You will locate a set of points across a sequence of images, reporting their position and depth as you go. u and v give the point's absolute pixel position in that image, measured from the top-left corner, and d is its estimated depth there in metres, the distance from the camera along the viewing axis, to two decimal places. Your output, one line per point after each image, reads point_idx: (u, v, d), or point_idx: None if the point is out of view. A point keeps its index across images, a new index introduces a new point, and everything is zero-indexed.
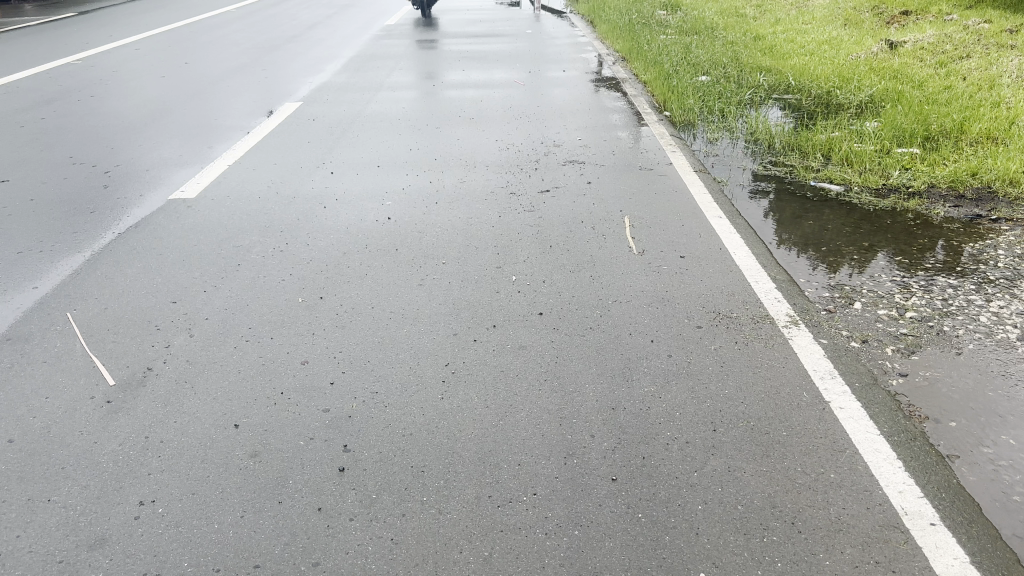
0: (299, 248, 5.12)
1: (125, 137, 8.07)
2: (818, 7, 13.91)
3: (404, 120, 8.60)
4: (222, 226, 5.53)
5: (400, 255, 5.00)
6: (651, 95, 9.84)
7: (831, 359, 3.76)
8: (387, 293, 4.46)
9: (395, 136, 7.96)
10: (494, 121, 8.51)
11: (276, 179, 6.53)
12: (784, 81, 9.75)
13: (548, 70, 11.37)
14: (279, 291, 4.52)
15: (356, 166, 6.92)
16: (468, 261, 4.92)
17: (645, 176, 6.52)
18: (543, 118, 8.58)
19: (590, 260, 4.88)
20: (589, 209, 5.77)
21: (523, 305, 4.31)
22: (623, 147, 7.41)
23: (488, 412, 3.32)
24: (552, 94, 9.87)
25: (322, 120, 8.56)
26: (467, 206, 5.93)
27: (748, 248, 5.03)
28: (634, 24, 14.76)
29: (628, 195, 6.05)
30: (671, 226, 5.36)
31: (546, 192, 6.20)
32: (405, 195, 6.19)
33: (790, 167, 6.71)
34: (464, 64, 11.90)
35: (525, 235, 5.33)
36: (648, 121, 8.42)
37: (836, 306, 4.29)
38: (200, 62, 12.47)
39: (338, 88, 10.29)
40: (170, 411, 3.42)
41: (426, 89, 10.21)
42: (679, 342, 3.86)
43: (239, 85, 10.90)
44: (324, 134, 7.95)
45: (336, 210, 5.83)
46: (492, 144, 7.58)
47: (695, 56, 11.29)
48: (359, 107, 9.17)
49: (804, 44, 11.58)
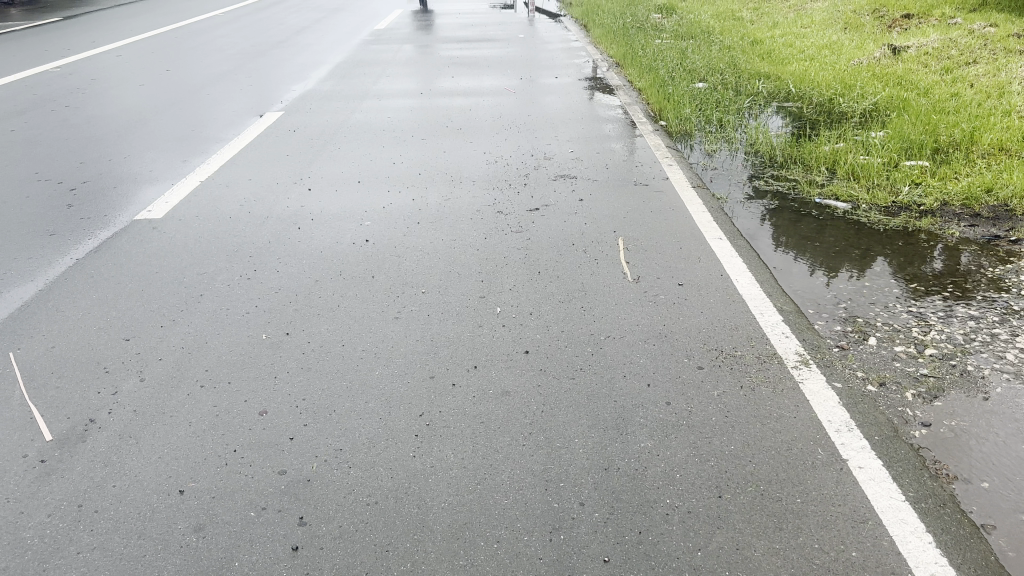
0: (267, 275, 4.75)
1: (96, 149, 7.69)
2: (817, 11, 13.58)
3: (389, 130, 8.23)
4: (188, 251, 5.16)
5: (377, 283, 4.64)
6: (646, 103, 9.49)
7: (846, 406, 3.41)
8: (360, 328, 4.09)
9: (378, 148, 7.59)
10: (482, 131, 8.15)
11: (249, 196, 6.17)
12: (784, 88, 9.40)
13: (540, 76, 11.02)
14: (243, 325, 4.15)
15: (336, 181, 6.56)
16: (450, 289, 4.56)
17: (640, 192, 6.16)
18: (534, 128, 8.22)
19: (581, 289, 4.53)
20: (580, 230, 5.41)
21: (508, 342, 3.94)
22: (617, 160, 7.05)
23: (465, 474, 2.96)
24: (544, 102, 9.52)
25: (302, 131, 8.19)
26: (451, 226, 5.56)
27: (751, 274, 4.67)
28: (628, 28, 14.41)
29: (622, 214, 5.70)
30: (668, 249, 5.00)
31: (535, 211, 5.84)
32: (386, 214, 5.83)
33: (793, 182, 6.36)
34: (453, 70, 11.55)
35: (512, 259, 4.97)
36: (644, 131, 8.07)
37: (849, 342, 3.93)
38: (181, 68, 12.09)
39: (322, 96, 9.92)
40: (110, 473, 3.06)
41: (412, 96, 9.85)
42: (678, 386, 3.50)
43: (219, 93, 10.52)
44: (304, 147, 7.59)
45: (311, 231, 5.47)
46: (480, 157, 7.22)
47: (691, 62, 10.94)
48: (342, 117, 8.80)
49: (804, 49, 11.23)
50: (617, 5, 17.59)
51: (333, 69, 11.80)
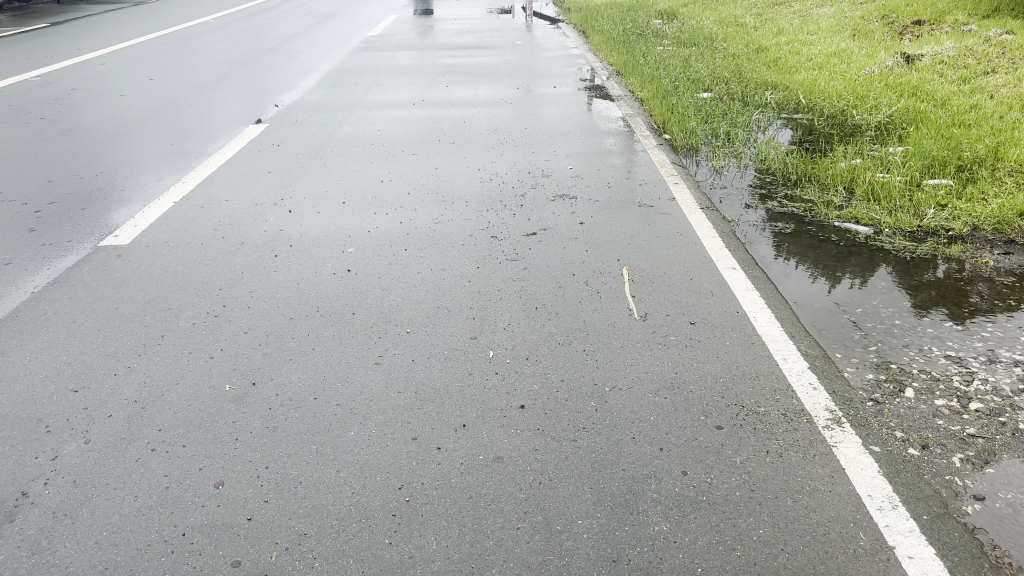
0: (237, 313, 4.33)
1: (67, 166, 7.27)
2: (823, 17, 13.19)
3: (378, 144, 7.81)
4: (154, 284, 4.74)
5: (358, 321, 4.21)
6: (649, 114, 9.09)
7: (888, 476, 2.98)
8: (336, 376, 3.66)
9: (366, 164, 7.17)
10: (476, 146, 7.72)
11: (225, 220, 5.75)
12: (793, 98, 8.98)
13: (538, 86, 10.60)
14: (206, 375, 3.72)
15: (319, 201, 6.13)
16: (438, 328, 4.13)
17: (646, 214, 5.73)
18: (531, 142, 7.80)
19: (583, 327, 4.10)
20: (581, 258, 4.98)
21: (502, 393, 3.51)
22: (620, 178, 6.62)
23: (450, 567, 2.53)
24: (542, 114, 9.11)
25: (286, 145, 7.77)
26: (441, 253, 5.14)
27: (769, 310, 4.24)
28: (628, 35, 13.99)
29: (626, 239, 5.27)
30: (678, 281, 4.58)
31: (532, 236, 5.41)
32: (371, 239, 5.40)
33: (809, 203, 5.94)
34: (447, 79, 11.14)
35: (507, 292, 4.55)
36: (647, 145, 7.64)
37: (884, 395, 3.51)
38: (166, 77, 11.67)
39: (310, 107, 9.50)
40: (36, 563, 2.63)
41: (404, 107, 9.42)
42: (695, 451, 3.07)
43: (203, 104, 10.09)
44: (287, 164, 7.16)
45: (288, 260, 5.04)
46: (474, 175, 6.79)
47: (694, 71, 10.52)
48: (330, 130, 8.38)
49: (811, 57, 10.81)
50: (615, 11, 17.18)
51: (324, 78, 11.37)
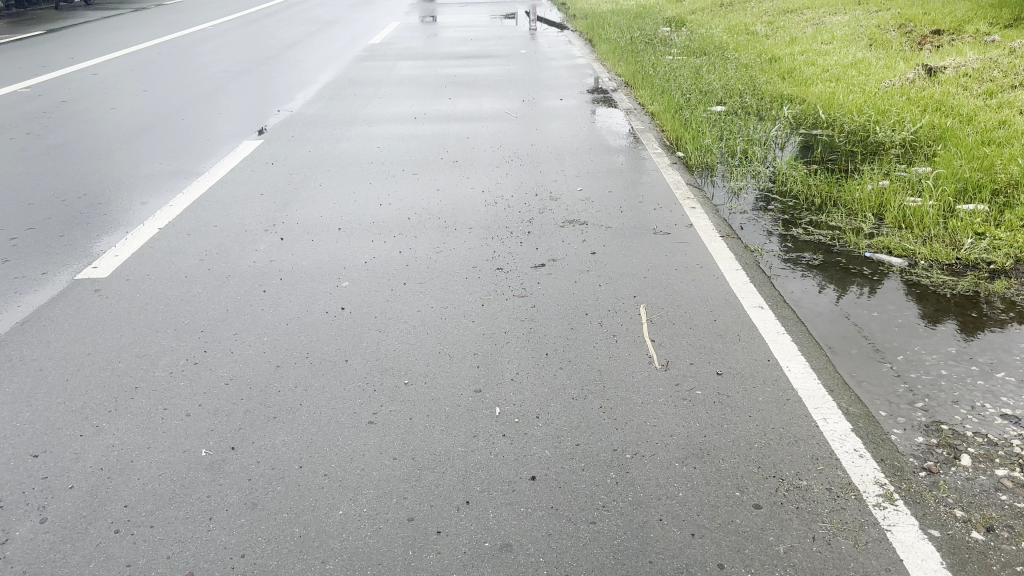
0: (220, 361, 3.96)
1: (49, 187, 6.91)
2: (837, 26, 12.85)
3: (377, 163, 7.44)
4: (131, 325, 4.38)
5: (352, 369, 3.84)
6: (660, 128, 8.72)
7: (952, 568, 2.59)
8: (325, 439, 3.29)
9: (363, 185, 6.80)
10: (480, 165, 7.36)
11: (212, 250, 5.39)
12: (812, 113, 8.60)
13: (543, 98, 10.25)
14: (182, 439, 3.36)
15: (313, 228, 5.78)
16: (439, 377, 3.75)
17: (662, 243, 5.36)
18: (537, 161, 7.43)
19: (598, 376, 3.72)
20: (595, 294, 4.61)
21: (510, 458, 3.14)
22: (633, 200, 6.25)
23: None
24: (548, 129, 8.74)
25: (281, 164, 7.41)
26: (442, 287, 4.76)
27: (803, 358, 3.86)
28: (637, 44, 13.63)
29: (642, 272, 4.90)
30: (701, 322, 4.20)
31: (540, 267, 5.04)
32: (368, 270, 5.04)
33: (836, 230, 5.56)
34: (450, 91, 10.78)
35: (516, 334, 4.18)
36: (660, 164, 7.27)
37: (937, 463, 3.12)
38: (160, 89, 11.33)
39: (308, 122, 9.15)
40: None
41: (406, 122, 9.07)
42: (730, 537, 2.70)
43: (196, 117, 9.74)
44: (281, 184, 6.81)
45: (277, 295, 4.68)
46: (478, 198, 6.43)
47: (707, 83, 10.16)
48: (326, 147, 8.01)
49: (828, 69, 10.44)
50: (622, 19, 16.86)
51: (323, 90, 11.03)
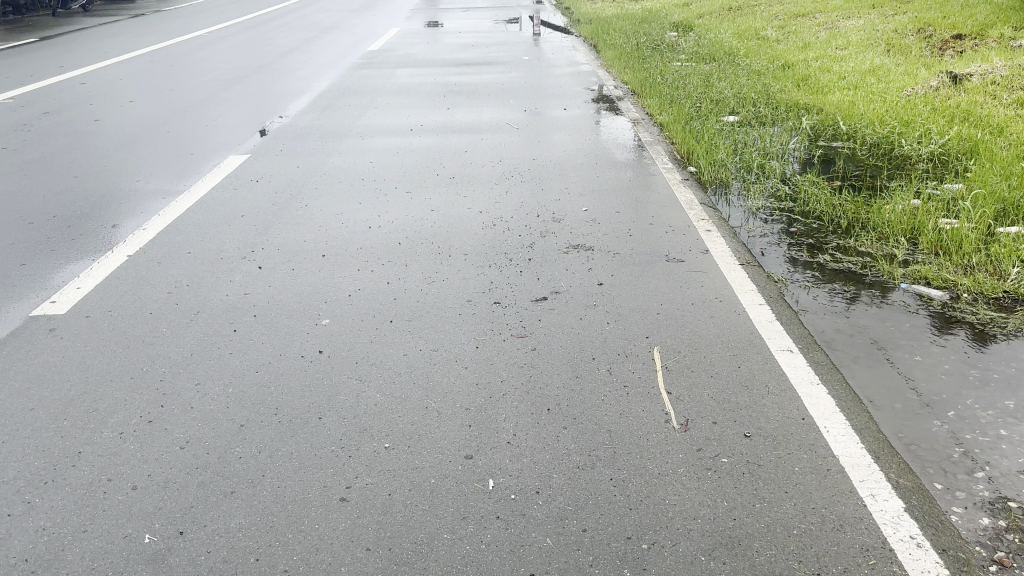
0: (178, 420, 3.49)
1: (15, 208, 6.44)
2: (852, 30, 12.39)
3: (368, 180, 6.98)
4: (83, 374, 3.91)
5: (326, 429, 3.36)
6: (670, 140, 8.24)
7: None
8: (289, 523, 2.82)
9: (352, 205, 6.33)
10: (479, 182, 6.88)
11: (182, 280, 4.93)
12: (830, 123, 8.13)
13: (547, 108, 9.78)
14: (123, 521, 2.89)
15: (295, 254, 5.31)
16: (426, 438, 3.28)
17: (676, 273, 4.87)
18: (539, 177, 6.95)
19: (608, 437, 3.24)
20: (602, 333, 4.13)
21: (505, 549, 2.65)
22: (643, 222, 5.77)
23: None
24: (551, 141, 8.27)
25: (267, 182, 6.94)
26: (434, 326, 4.29)
27: (842, 416, 3.38)
28: (643, 49, 13.15)
29: (654, 306, 4.42)
30: (723, 371, 3.72)
31: (542, 302, 4.56)
32: (352, 303, 4.56)
33: (867, 257, 5.09)
34: (449, 100, 10.31)
35: (513, 381, 3.70)
36: (671, 181, 6.80)
37: (1009, 554, 2.60)
38: (147, 99, 10.88)
39: (298, 134, 8.68)
40: None
41: (401, 134, 8.60)
42: None
43: (183, 130, 9.28)
44: (265, 204, 6.34)
45: (249, 336, 4.21)
46: (475, 219, 5.96)
47: (718, 91, 9.69)
48: (315, 162, 7.55)
49: (845, 76, 9.97)
50: (628, 23, 16.42)
51: (317, 100, 10.56)
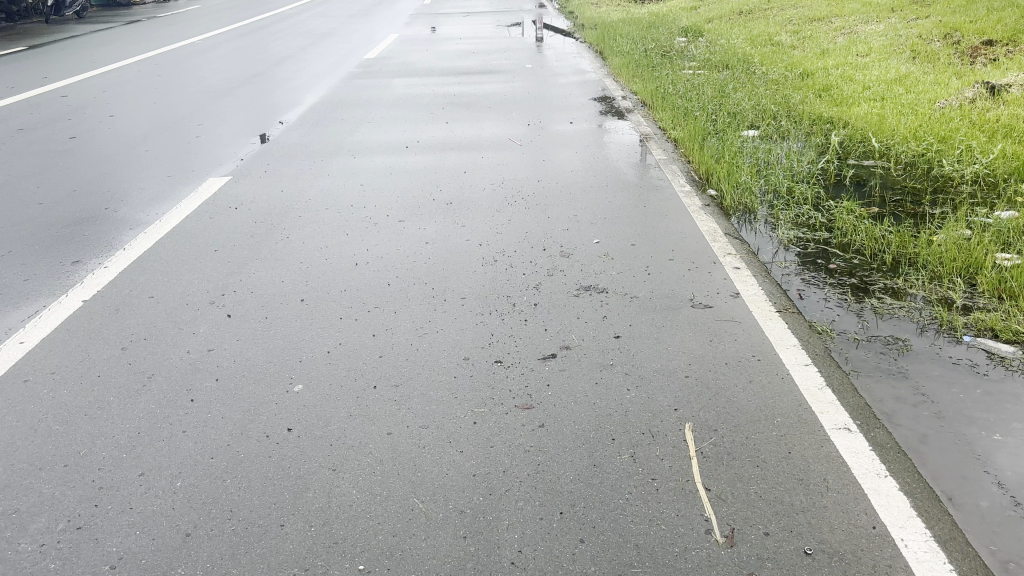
0: (111, 526, 2.87)
1: None
2: (873, 36, 11.81)
3: (358, 206, 6.36)
4: (7, 460, 3.29)
5: (290, 542, 2.75)
6: (686, 158, 7.62)
7: None
8: None
9: (339, 237, 5.72)
10: (479, 208, 6.27)
11: (140, 335, 4.31)
12: (860, 138, 7.53)
13: (551, 121, 9.18)
14: None
15: (270, 298, 4.69)
16: (412, 555, 2.66)
17: (703, 322, 4.26)
18: (544, 203, 6.33)
19: (636, 554, 2.63)
20: (622, 404, 3.51)
21: None
22: (662, 257, 5.15)
23: None
24: (558, 159, 7.66)
25: (247, 210, 6.33)
26: (425, 391, 3.67)
27: (921, 527, 2.77)
28: (652, 56, 12.56)
29: (682, 367, 3.80)
30: (770, 461, 3.11)
31: (550, 359, 3.94)
32: (331, 361, 3.95)
33: (921, 303, 4.48)
34: (448, 113, 9.70)
35: (517, 470, 3.08)
36: (690, 206, 6.18)
37: None
38: (128, 113, 10.29)
39: (285, 153, 8.07)
40: None
41: (396, 153, 7.99)
42: None
43: (162, 147, 8.66)
44: (242, 237, 5.73)
45: (210, 408, 3.60)
46: (474, 254, 5.35)
47: (735, 103, 9.09)
48: (300, 186, 6.94)
49: (869, 85, 9.36)
50: (634, 28, 15.84)
51: (308, 113, 9.95)
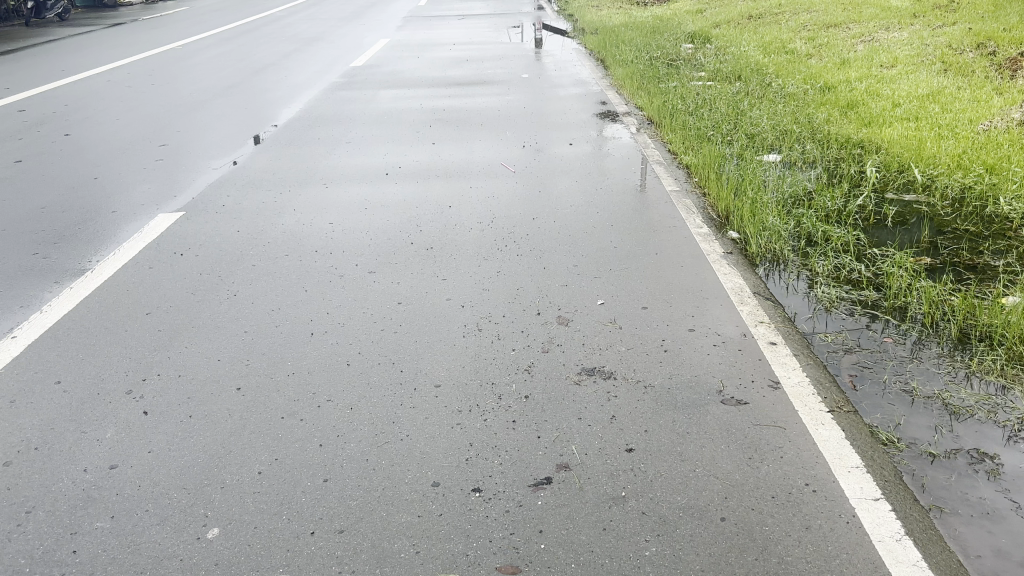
0: None
1: None
2: (897, 44, 10.96)
3: (324, 252, 5.49)
4: None
5: None
6: (701, 190, 6.75)
7: None
8: None
9: (296, 293, 4.85)
10: (463, 255, 5.40)
11: (30, 447, 3.45)
12: (897, 167, 6.67)
13: (549, 142, 8.31)
14: None
15: (200, 389, 3.84)
16: None
17: (737, 428, 3.38)
18: (539, 248, 5.46)
19: None
20: (637, 567, 2.64)
21: None
22: (681, 326, 4.28)
23: None
24: (555, 190, 6.80)
25: (194, 258, 5.47)
26: (378, 540, 2.80)
27: None
28: (658, 66, 11.69)
29: (715, 504, 2.93)
30: None
31: (545, 485, 3.07)
32: (261, 491, 3.09)
33: (1005, 398, 3.61)
34: (435, 133, 8.82)
35: None
36: (710, 252, 5.31)
37: None
38: (85, 131, 9.41)
39: (249, 181, 7.20)
40: None
41: (374, 181, 7.12)
42: None
43: (114, 170, 7.78)
44: (183, 297, 4.86)
45: (94, 570, 2.74)
46: (452, 320, 4.48)
47: (752, 122, 8.23)
48: (259, 224, 6.07)
49: (899, 102, 8.48)
50: (638, 33, 14.97)
51: (281, 132, 9.08)
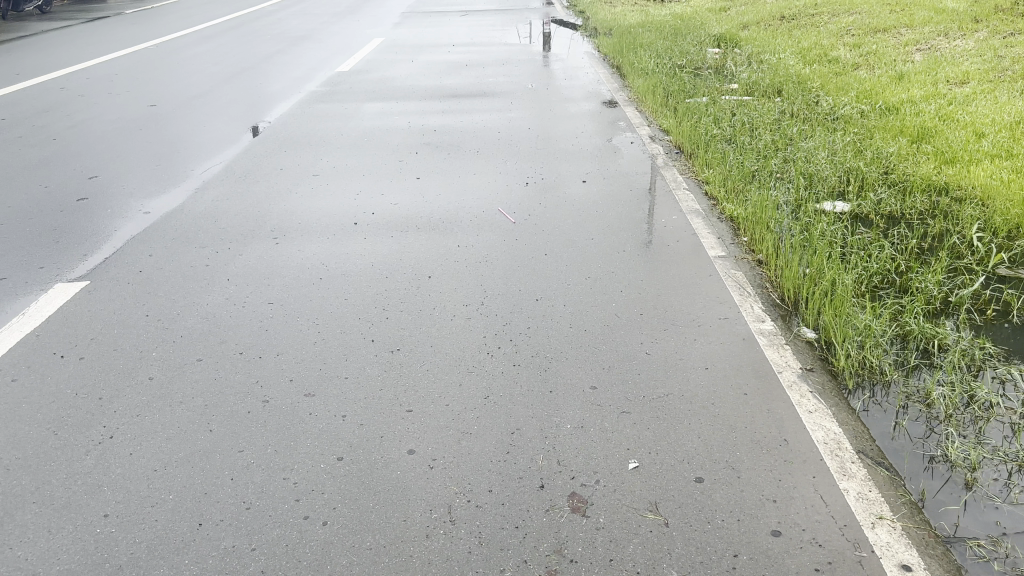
0: None
1: None
2: (962, 56, 9.48)
3: (253, 358, 4.04)
4: None
5: None
6: (754, 253, 5.30)
7: None
8: None
9: (199, 438, 3.41)
10: (439, 364, 3.95)
11: None
12: (1005, 228, 5.23)
13: (556, 177, 6.86)
14: None
15: None
16: None
17: None
18: (543, 356, 4.00)
19: None
20: None
21: None
22: (760, 524, 2.81)
23: None
24: (565, 251, 5.33)
25: (75, 366, 4.02)
26: None
27: None
28: (683, 75, 10.20)
29: None
30: None
31: None
32: None
33: None
34: (420, 161, 7.37)
35: None
36: (784, 368, 3.85)
37: None
38: (10, 155, 7.95)
39: (184, 233, 5.74)
40: None
41: (338, 234, 5.67)
42: None
43: (23, 212, 6.33)
44: (39, 443, 3.43)
45: None
46: (413, 495, 3.02)
47: (806, 154, 6.76)
48: (177, 306, 4.63)
49: (983, 131, 7.02)
50: (658, 33, 13.50)
51: (240, 159, 7.62)
